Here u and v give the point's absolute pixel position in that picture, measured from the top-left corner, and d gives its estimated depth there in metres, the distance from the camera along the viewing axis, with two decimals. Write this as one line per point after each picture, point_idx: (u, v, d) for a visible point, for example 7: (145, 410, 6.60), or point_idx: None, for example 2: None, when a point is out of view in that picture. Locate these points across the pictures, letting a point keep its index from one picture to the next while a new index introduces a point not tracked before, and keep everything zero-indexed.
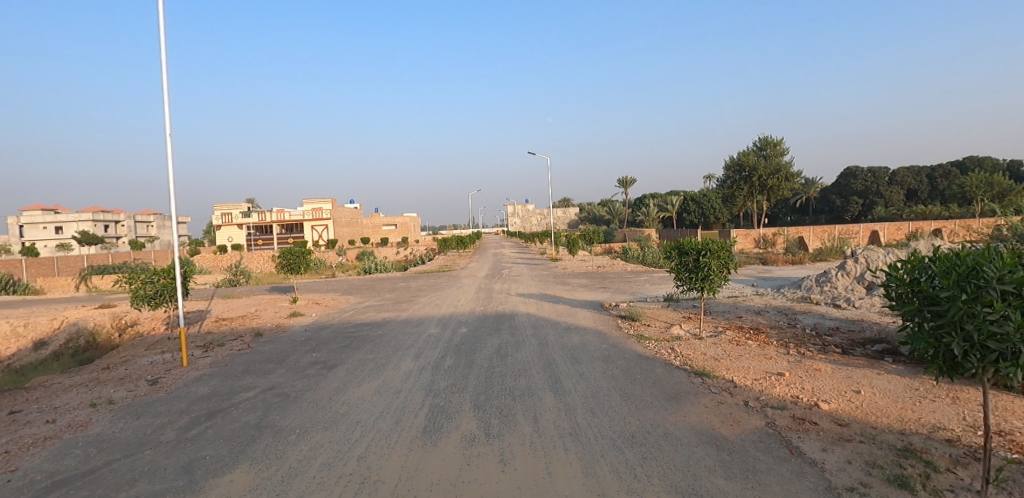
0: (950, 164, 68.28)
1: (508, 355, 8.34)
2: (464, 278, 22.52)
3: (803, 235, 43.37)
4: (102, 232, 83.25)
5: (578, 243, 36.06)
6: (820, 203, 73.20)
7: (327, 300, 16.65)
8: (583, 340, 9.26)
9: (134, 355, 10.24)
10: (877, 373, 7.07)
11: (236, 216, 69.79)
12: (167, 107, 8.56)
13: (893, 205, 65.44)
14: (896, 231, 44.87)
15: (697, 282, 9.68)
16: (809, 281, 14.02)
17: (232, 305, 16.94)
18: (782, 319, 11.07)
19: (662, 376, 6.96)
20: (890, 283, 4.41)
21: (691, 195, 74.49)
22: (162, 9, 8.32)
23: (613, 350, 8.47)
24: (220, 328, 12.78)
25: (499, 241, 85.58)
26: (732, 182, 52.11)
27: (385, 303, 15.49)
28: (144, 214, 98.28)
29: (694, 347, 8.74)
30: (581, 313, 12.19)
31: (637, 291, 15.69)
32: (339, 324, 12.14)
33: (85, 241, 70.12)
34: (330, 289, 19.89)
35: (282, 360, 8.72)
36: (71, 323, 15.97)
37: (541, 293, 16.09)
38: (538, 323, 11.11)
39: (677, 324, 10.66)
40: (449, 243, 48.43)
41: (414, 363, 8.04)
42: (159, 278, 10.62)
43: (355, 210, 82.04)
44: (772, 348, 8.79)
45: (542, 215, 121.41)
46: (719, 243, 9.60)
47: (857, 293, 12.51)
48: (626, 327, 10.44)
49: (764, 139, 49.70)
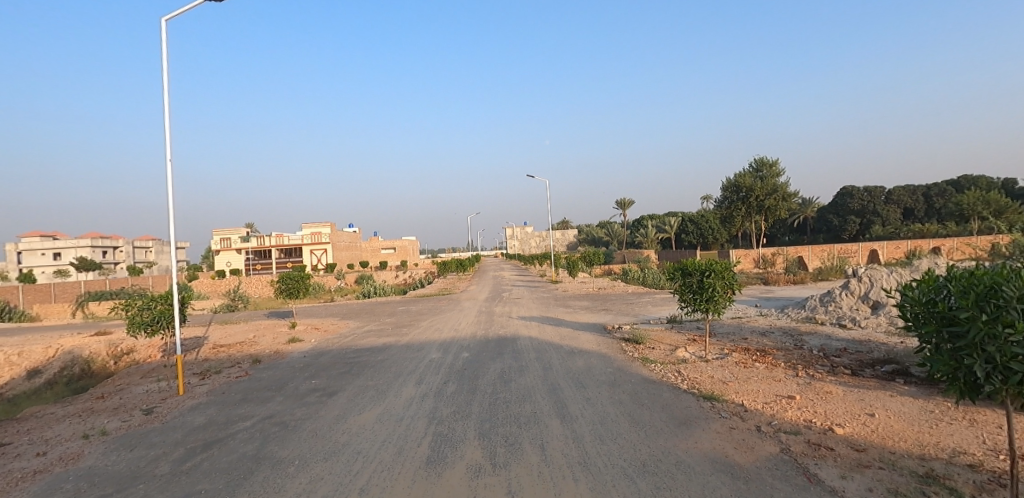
0: (945, 183, 69.11)
1: (511, 380, 8.15)
2: (464, 302, 22.32)
3: (803, 254, 43.49)
4: (100, 258, 83.24)
5: (578, 265, 36.04)
6: (818, 222, 73.70)
7: (326, 325, 16.46)
8: (587, 364, 9.10)
9: (129, 384, 10.03)
10: (890, 395, 6.92)
11: (235, 240, 70.00)
12: (167, 130, 8.53)
13: (890, 224, 65.99)
14: (895, 249, 45.14)
15: (701, 304, 9.54)
16: (813, 300, 13.88)
17: (230, 331, 16.71)
18: (788, 341, 10.91)
19: (671, 400, 6.80)
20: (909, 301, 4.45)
21: (690, 216, 74.62)
22: (162, 29, 8.39)
23: (619, 375, 8.27)
24: (217, 354, 12.56)
25: (498, 264, 85.75)
26: (730, 203, 52.40)
27: (384, 327, 15.28)
28: (142, 240, 98.45)
29: (701, 370, 8.58)
30: (583, 336, 12.01)
31: (640, 313, 15.49)
32: (338, 350, 11.94)
33: (84, 267, 70.65)
34: (328, 315, 19.62)
35: (280, 387, 8.53)
36: (67, 351, 15.74)
37: (543, 316, 15.84)
38: (540, 347, 10.91)
39: (681, 346, 10.46)
40: (448, 266, 48.42)
41: (416, 389, 7.86)
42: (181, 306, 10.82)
43: (354, 234, 82.38)
44: (779, 370, 8.64)
45: (541, 237, 121.93)
46: (722, 264, 9.49)
47: (862, 313, 12.42)
48: (630, 350, 10.25)
49: (759, 160, 50.32)
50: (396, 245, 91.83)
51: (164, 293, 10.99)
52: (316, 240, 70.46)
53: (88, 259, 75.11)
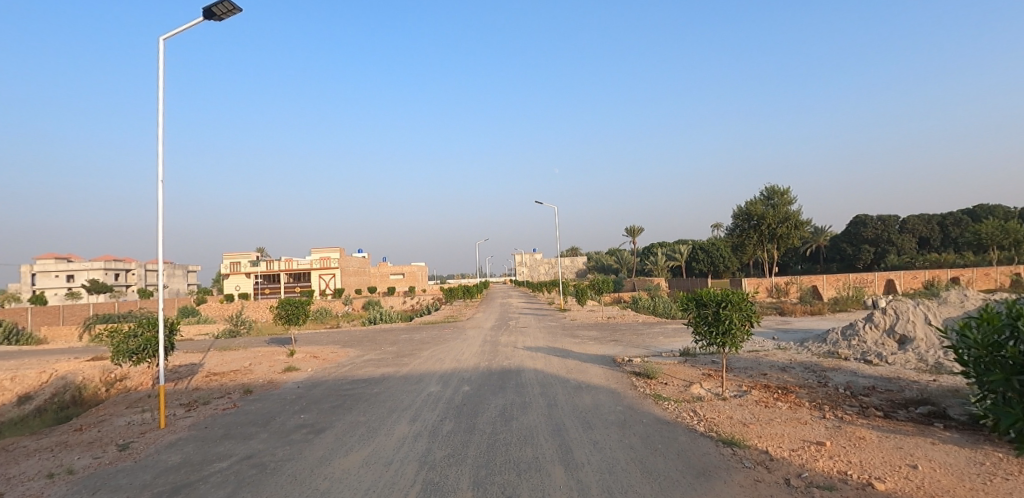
0: (961, 213, 68.07)
1: (513, 419, 7.54)
2: (469, 330, 21.68)
3: (817, 283, 42.50)
4: (112, 281, 83.94)
5: (587, 293, 35.31)
6: (831, 251, 72.61)
7: (325, 353, 15.92)
8: (595, 401, 8.49)
9: (112, 414, 9.54)
10: (931, 443, 6.24)
11: (244, 264, 70.21)
12: (160, 152, 8.07)
13: (906, 253, 64.89)
14: (912, 279, 43.97)
15: (718, 338, 8.94)
16: (834, 333, 13.14)
17: (227, 358, 16.22)
18: (811, 377, 10.19)
19: (687, 446, 6.17)
20: (973, 343, 4.73)
21: (700, 244, 73.91)
22: (160, 49, 8.05)
23: (629, 414, 7.64)
24: (209, 383, 12.05)
25: (507, 291, 85.12)
26: (741, 231, 51.70)
27: (385, 357, 14.71)
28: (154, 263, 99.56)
29: (718, 410, 7.93)
30: (592, 369, 11.37)
31: (651, 344, 14.78)
32: (334, 380, 11.39)
33: (95, 290, 71.17)
34: (329, 342, 19.08)
35: (267, 422, 7.99)
36: (60, 376, 15.33)
37: (549, 347, 15.17)
38: (545, 380, 10.29)
39: (696, 382, 9.80)
40: (455, 292, 47.93)
41: (409, 427, 7.29)
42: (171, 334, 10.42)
43: (363, 259, 82.45)
44: (804, 411, 7.96)
45: (550, 264, 121.36)
46: (739, 294, 8.93)
47: (888, 348, 11.68)
48: (641, 385, 9.61)
49: (770, 189, 49.84)
50: (404, 270, 91.55)
51: (150, 320, 10.70)
52: (324, 264, 70.45)
53: (99, 282, 75.70)
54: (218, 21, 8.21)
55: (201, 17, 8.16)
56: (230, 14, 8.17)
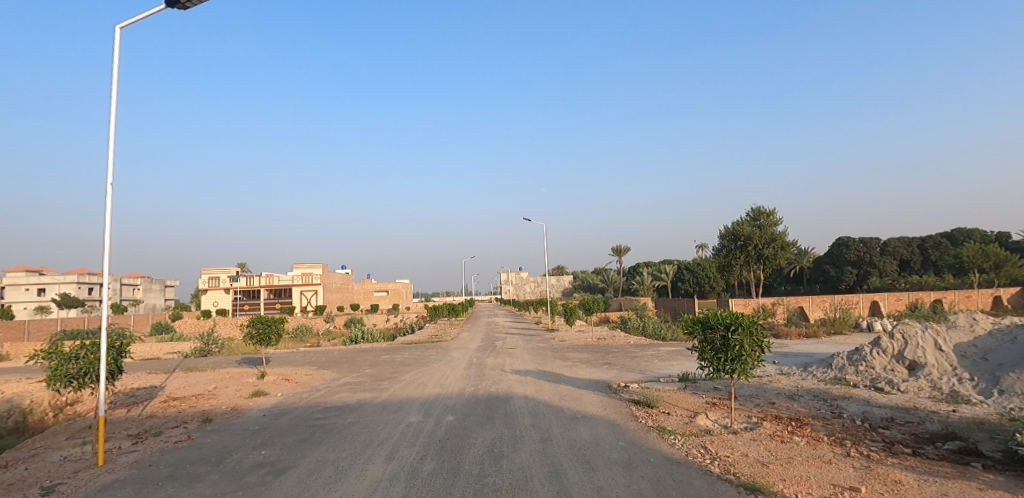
0: (940, 236, 69.19)
1: (502, 457, 6.65)
2: (454, 351, 20.67)
3: (804, 305, 42.34)
4: (85, 295, 81.08)
5: (575, 313, 34.51)
6: (814, 272, 73.09)
7: (299, 376, 14.82)
8: (594, 435, 7.62)
9: (47, 447, 8.39)
10: (978, 488, 5.52)
11: (223, 280, 68.33)
12: (111, 150, 7.12)
13: (887, 275, 65.53)
14: (897, 301, 44.08)
15: (727, 365, 8.19)
16: (839, 358, 12.49)
17: (192, 380, 15.02)
18: (823, 407, 9.48)
19: (704, 492, 5.36)
20: None
21: (686, 264, 73.98)
22: (114, 38, 7.23)
23: (634, 452, 6.79)
24: (166, 410, 10.93)
25: (493, 309, 84.04)
26: (728, 251, 51.63)
27: (363, 380, 13.66)
28: (130, 277, 96.66)
29: (731, 446, 7.14)
30: (587, 396, 10.52)
31: (647, 369, 13.98)
32: (304, 407, 10.36)
33: (66, 304, 68.62)
34: (305, 363, 17.92)
35: (222, 460, 6.98)
36: (6, 399, 13.99)
37: (539, 371, 14.27)
38: (536, 409, 9.40)
39: (701, 412, 9.01)
40: (441, 311, 46.84)
41: (383, 468, 6.34)
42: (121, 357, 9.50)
43: (346, 276, 80.88)
44: (825, 447, 7.21)
45: (537, 283, 120.76)
46: (749, 317, 8.23)
47: (898, 374, 11.05)
48: (642, 416, 8.78)
49: (756, 210, 49.88)
50: (389, 288, 89.99)
51: (93, 340, 9.62)
52: (307, 281, 68.82)
53: (71, 296, 72.94)
54: (182, 8, 7.38)
55: (163, 4, 7.35)
56: (195, 1, 7.37)
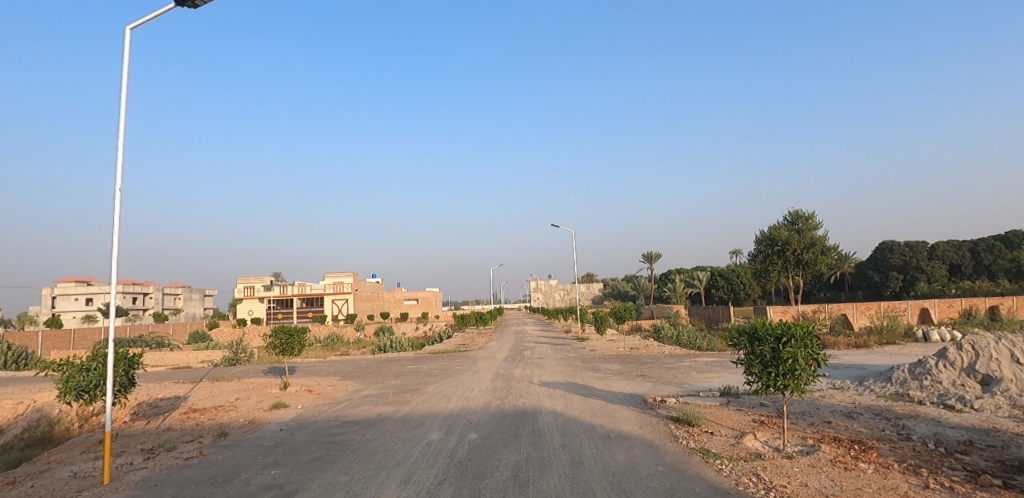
0: (993, 239, 65.06)
1: (528, 483, 6.00)
2: (480, 362, 20.11)
3: (847, 312, 40.19)
4: (130, 305, 84.21)
5: (605, 321, 33.55)
6: (856, 278, 69.78)
7: (322, 387, 14.49)
8: (630, 458, 6.87)
9: (60, 461, 8.18)
10: None
11: (257, 289, 69.88)
12: (119, 156, 6.85)
13: (937, 281, 61.95)
14: (949, 308, 41.39)
15: (778, 380, 7.37)
16: (899, 371, 11.34)
17: (216, 390, 14.90)
18: (887, 427, 8.49)
19: None
20: None
21: (719, 270, 71.77)
22: (124, 40, 6.96)
23: (676, 480, 6.05)
24: (185, 422, 10.71)
25: (521, 318, 83.35)
26: (764, 256, 49.65)
27: (385, 392, 13.22)
28: (173, 287, 100.13)
29: (787, 474, 6.32)
30: (620, 412, 9.77)
31: (684, 382, 13.08)
32: (323, 422, 9.95)
33: (112, 313, 71.39)
34: (329, 373, 17.64)
35: (229, 481, 6.55)
36: (38, 408, 14.12)
37: (569, 383, 13.56)
38: (565, 427, 8.71)
39: (748, 432, 8.18)
40: (468, 319, 46.47)
41: (397, 494, 5.79)
42: (133, 369, 9.24)
43: (376, 284, 81.82)
44: (898, 476, 6.30)
45: (566, 290, 119.58)
46: (803, 327, 7.40)
47: (970, 390, 9.91)
48: (683, 437, 8.00)
49: (794, 213, 47.80)
50: (418, 296, 90.40)
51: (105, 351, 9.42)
52: (338, 290, 69.70)
53: (116, 305, 75.82)
54: (191, 7, 7.11)
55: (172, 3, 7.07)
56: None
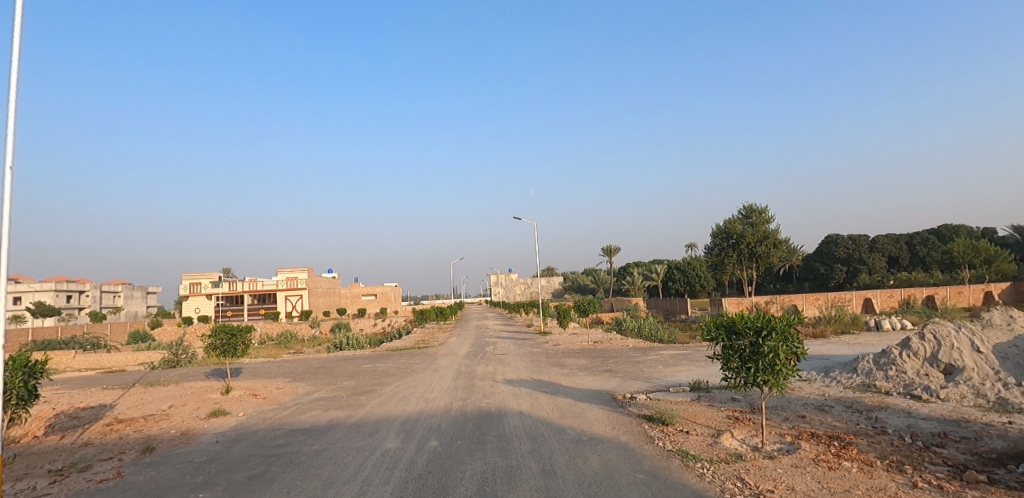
0: (927, 233, 69.22)
1: None
2: (441, 359, 19.31)
3: (798, 303, 41.61)
4: (63, 304, 78.19)
5: (568, 314, 33.36)
6: (804, 270, 72.86)
7: (269, 391, 13.35)
8: (606, 465, 6.32)
9: None
10: None
11: (205, 285, 66.16)
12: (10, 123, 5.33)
13: (877, 272, 65.31)
14: (890, 298, 43.57)
15: (759, 376, 6.99)
16: (865, 362, 11.36)
17: (148, 397, 13.48)
18: (860, 420, 8.33)
19: None
20: None
21: (677, 263, 73.34)
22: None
23: (659, 489, 5.52)
24: (107, 435, 9.46)
25: (483, 313, 82.75)
26: (720, 249, 50.84)
27: (339, 395, 12.26)
28: (111, 284, 93.77)
29: (772, 476, 5.94)
30: (591, 412, 9.26)
31: (652, 376, 12.75)
32: (267, 431, 8.96)
33: (41, 313, 66.01)
34: (278, 375, 16.41)
35: None
36: None
37: (534, 381, 12.98)
38: (534, 430, 8.11)
39: (725, 430, 7.81)
40: (428, 315, 45.39)
41: None
42: (34, 379, 7.95)
43: (333, 280, 79.22)
44: (884, 475, 6.02)
45: (527, 284, 119.80)
46: (782, 319, 7.06)
47: (934, 379, 9.95)
48: (659, 437, 7.54)
49: (748, 207, 49.11)
50: (377, 291, 88.24)
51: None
52: (292, 285, 66.88)
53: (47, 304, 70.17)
54: None
55: None
56: None
